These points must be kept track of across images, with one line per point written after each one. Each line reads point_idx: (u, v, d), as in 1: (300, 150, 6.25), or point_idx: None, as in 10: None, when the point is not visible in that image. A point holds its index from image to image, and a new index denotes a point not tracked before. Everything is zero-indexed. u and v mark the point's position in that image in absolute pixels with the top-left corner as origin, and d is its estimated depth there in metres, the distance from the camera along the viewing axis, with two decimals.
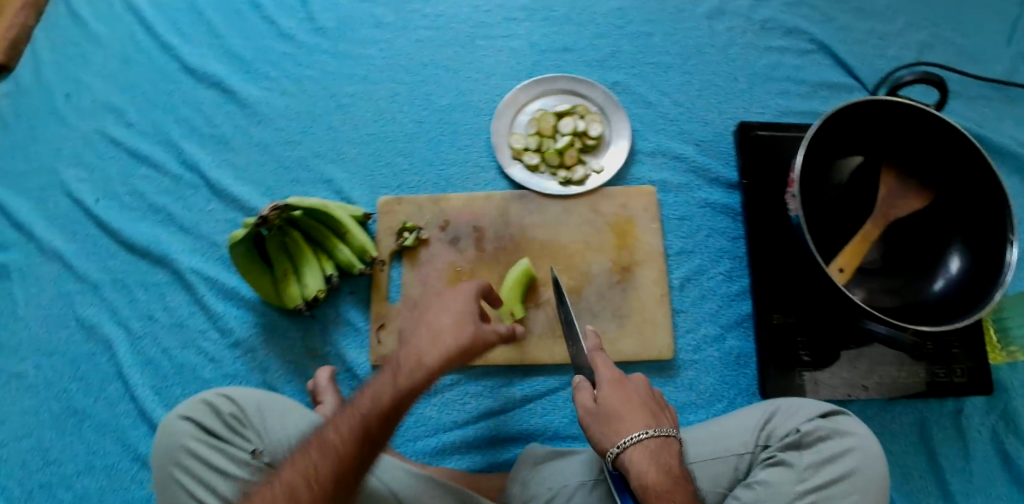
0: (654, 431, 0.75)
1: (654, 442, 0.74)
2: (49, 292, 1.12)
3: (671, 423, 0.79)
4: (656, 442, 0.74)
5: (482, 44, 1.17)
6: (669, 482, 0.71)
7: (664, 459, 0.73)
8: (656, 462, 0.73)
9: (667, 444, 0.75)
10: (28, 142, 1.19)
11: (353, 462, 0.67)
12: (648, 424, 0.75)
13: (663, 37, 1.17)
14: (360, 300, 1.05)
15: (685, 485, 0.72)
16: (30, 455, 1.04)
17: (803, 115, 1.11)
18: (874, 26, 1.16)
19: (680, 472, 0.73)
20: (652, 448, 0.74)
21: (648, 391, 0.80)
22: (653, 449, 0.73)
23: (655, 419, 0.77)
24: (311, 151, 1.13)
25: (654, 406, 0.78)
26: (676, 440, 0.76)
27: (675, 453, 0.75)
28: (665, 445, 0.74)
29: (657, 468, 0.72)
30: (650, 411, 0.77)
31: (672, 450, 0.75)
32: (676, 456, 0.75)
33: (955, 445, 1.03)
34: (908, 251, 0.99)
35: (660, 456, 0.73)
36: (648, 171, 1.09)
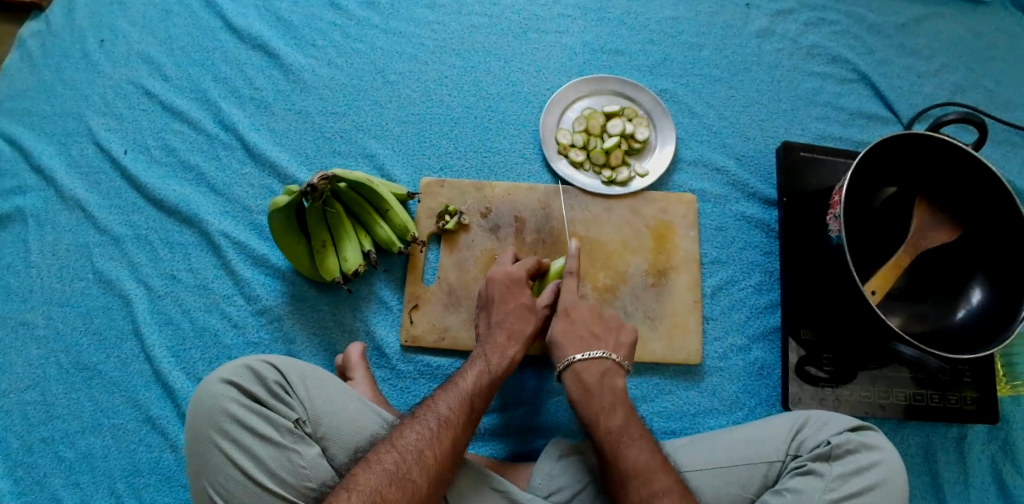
0: (583, 355, 0.86)
1: (580, 363, 0.85)
2: (67, 241, 1.08)
3: (615, 346, 0.88)
4: (583, 364, 0.85)
5: (535, 37, 1.19)
6: (582, 395, 0.84)
7: (586, 377, 0.85)
8: (578, 379, 0.85)
9: (597, 364, 0.85)
10: (55, 84, 1.17)
11: (463, 428, 0.78)
12: (580, 350, 0.87)
13: (712, 50, 1.20)
14: (395, 279, 1.04)
15: (603, 398, 0.83)
16: (34, 407, 1.00)
17: (841, 141, 1.16)
18: (912, 64, 1.21)
19: (604, 389, 0.84)
20: (577, 368, 0.85)
21: (596, 318, 0.90)
22: (577, 371, 0.85)
23: (592, 345, 0.87)
24: (354, 124, 1.14)
25: (595, 331, 0.89)
26: (608, 360, 0.86)
27: (607, 374, 0.85)
28: (592, 366, 0.85)
29: (575, 381, 0.85)
30: (592, 336, 0.88)
31: (602, 369, 0.85)
32: (599, 374, 0.85)
33: (957, 471, 1.02)
34: (934, 282, 1.01)
35: (581, 375, 0.85)
36: (688, 179, 1.12)
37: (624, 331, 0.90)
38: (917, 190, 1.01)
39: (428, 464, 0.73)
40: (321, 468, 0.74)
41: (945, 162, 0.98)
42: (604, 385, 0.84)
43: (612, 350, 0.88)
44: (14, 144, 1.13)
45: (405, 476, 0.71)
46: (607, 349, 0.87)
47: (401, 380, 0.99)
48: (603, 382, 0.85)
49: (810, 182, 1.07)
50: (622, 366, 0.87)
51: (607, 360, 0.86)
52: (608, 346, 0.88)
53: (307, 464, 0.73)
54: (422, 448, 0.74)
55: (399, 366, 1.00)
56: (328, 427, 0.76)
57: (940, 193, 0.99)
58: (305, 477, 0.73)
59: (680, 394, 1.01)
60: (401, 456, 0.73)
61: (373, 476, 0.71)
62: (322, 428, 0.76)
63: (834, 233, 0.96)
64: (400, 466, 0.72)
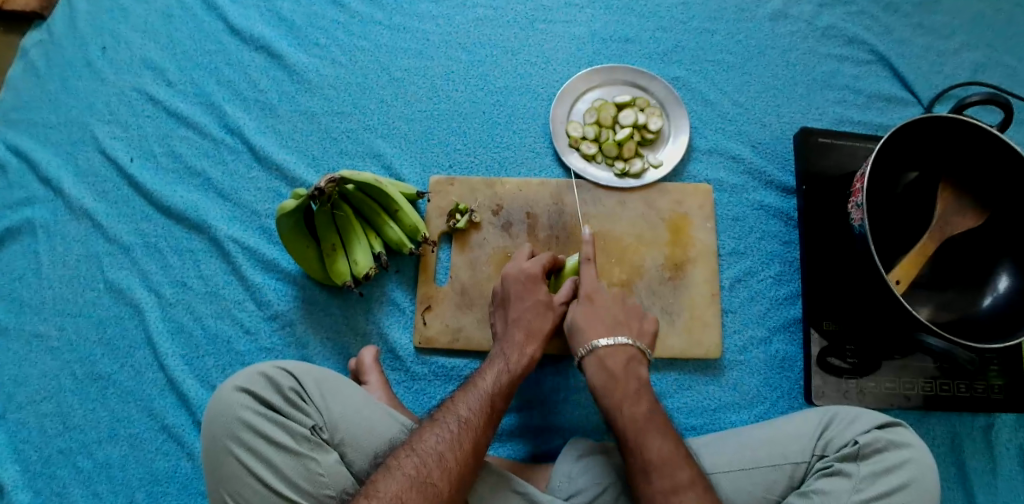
0: (656, 421, 0.78)
1: (655, 433, 0.77)
2: (76, 251, 1.07)
3: (662, 406, 0.82)
4: (656, 433, 0.77)
5: (542, 27, 1.17)
6: (660, 469, 0.75)
7: (637, 444, 0.77)
8: (653, 450, 0.76)
9: (669, 435, 0.77)
10: (59, 93, 1.15)
11: (485, 427, 0.77)
12: (651, 415, 0.79)
13: (725, 36, 1.17)
14: (406, 280, 1.03)
15: (682, 471, 0.74)
16: (51, 419, 0.99)
17: (859, 125, 1.12)
18: (931, 43, 1.17)
19: (682, 461, 0.75)
20: (649, 437, 0.77)
21: (653, 384, 0.83)
22: (651, 441, 0.77)
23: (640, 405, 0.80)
24: (362, 124, 1.12)
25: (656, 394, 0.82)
26: (679, 430, 0.79)
27: (678, 446, 0.77)
28: (666, 436, 0.77)
29: (648, 453, 0.76)
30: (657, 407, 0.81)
31: (677, 442, 0.77)
32: (673, 447, 0.77)
33: (985, 461, 1.00)
34: (959, 269, 0.98)
35: (656, 446, 0.76)
36: (703, 169, 1.09)
37: (646, 319, 0.91)
38: (940, 175, 0.98)
39: (450, 467, 0.72)
40: (338, 475, 0.73)
41: (969, 144, 0.94)
42: (678, 457, 0.76)
43: (678, 418, 0.81)
44: (21, 155, 1.12)
45: (427, 480, 0.70)
46: (657, 411, 0.80)
47: (416, 382, 0.98)
48: (677, 453, 0.76)
49: (829, 168, 1.04)
50: (687, 433, 0.79)
51: (655, 421, 0.79)
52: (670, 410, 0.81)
53: (324, 472, 0.73)
54: (442, 451, 0.73)
55: (413, 368, 0.99)
56: (345, 433, 0.76)
57: (963, 177, 0.96)
58: (323, 485, 0.72)
59: (700, 390, 0.99)
60: (421, 460, 0.72)
61: (394, 481, 0.70)
62: (339, 434, 0.75)
63: (857, 221, 0.93)
64: (422, 470, 0.71)
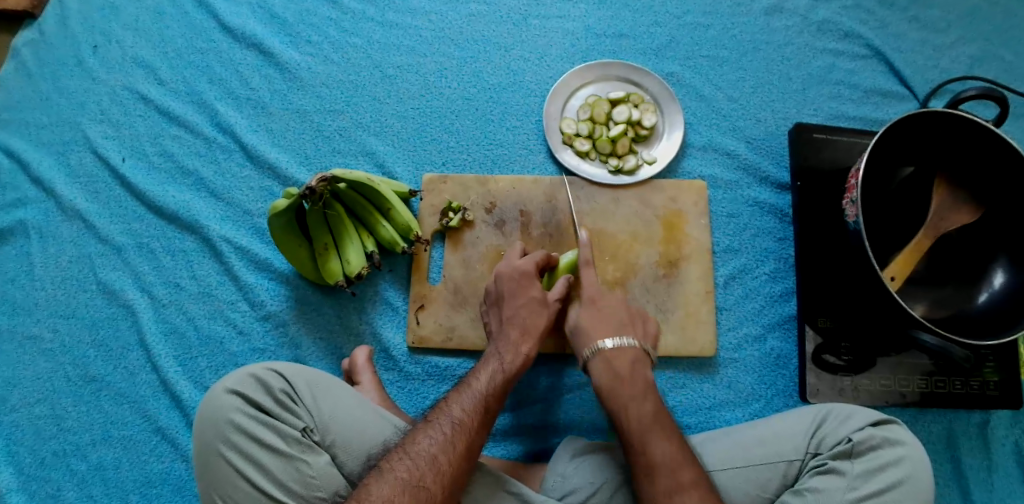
0: (613, 340, 0.85)
1: (612, 350, 0.84)
2: (69, 252, 1.06)
3: (665, 409, 0.82)
4: (614, 352, 0.84)
5: (535, 23, 1.16)
6: (614, 381, 0.82)
7: (644, 444, 0.76)
8: (610, 368, 0.83)
9: (627, 354, 0.84)
10: (50, 93, 1.15)
11: (479, 429, 0.76)
12: (611, 336, 0.85)
13: (719, 30, 1.16)
14: (400, 279, 1.02)
15: (635, 386, 0.81)
16: (45, 421, 0.99)
17: (854, 120, 1.12)
18: (927, 37, 1.16)
19: (647, 398, 0.81)
20: (607, 355, 0.84)
21: (622, 307, 0.89)
22: (608, 357, 0.84)
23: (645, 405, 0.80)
24: (354, 121, 1.11)
25: (626, 315, 0.88)
26: (639, 348, 0.85)
27: (662, 439, 0.77)
28: (624, 354, 0.84)
29: (606, 370, 0.83)
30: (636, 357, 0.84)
31: (644, 382, 0.82)
32: (642, 387, 0.82)
33: (980, 457, 1.00)
34: (954, 265, 0.98)
35: (613, 363, 0.83)
36: (698, 165, 1.08)
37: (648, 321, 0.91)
38: (935, 170, 0.97)
39: (443, 470, 0.72)
40: (330, 476, 0.73)
41: (965, 139, 0.94)
42: (635, 374, 0.83)
43: (641, 338, 0.87)
44: (12, 156, 1.11)
45: (420, 483, 0.70)
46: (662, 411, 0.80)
47: (410, 382, 0.98)
48: (634, 371, 0.83)
49: (824, 164, 1.04)
50: (650, 356, 0.85)
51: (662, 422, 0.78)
52: (638, 334, 0.86)
53: (315, 474, 0.72)
54: (435, 453, 0.72)
55: (407, 367, 0.98)
56: (336, 435, 0.75)
57: (958, 172, 0.96)
58: (314, 487, 0.72)
59: (694, 388, 0.99)
60: (414, 462, 0.71)
61: (387, 485, 0.69)
62: (331, 436, 0.75)
63: (851, 218, 0.92)
64: (415, 473, 0.71)
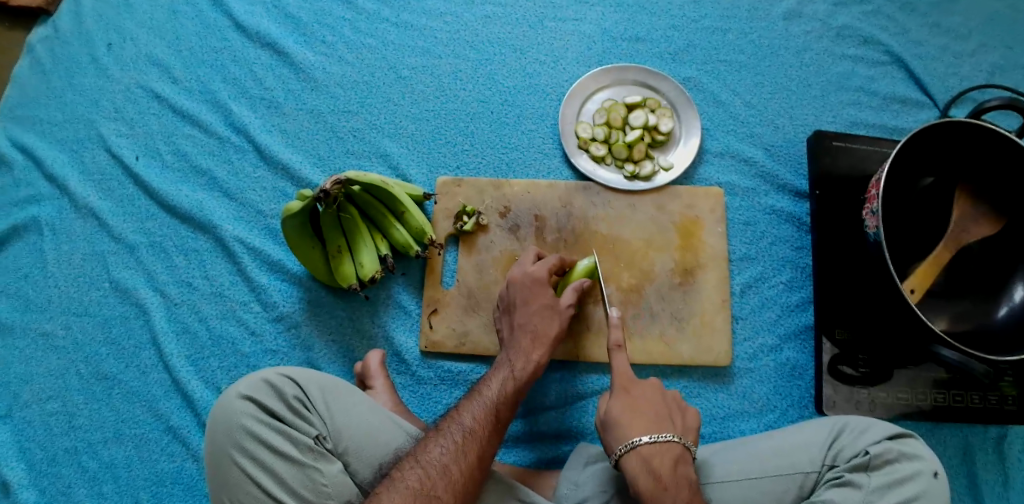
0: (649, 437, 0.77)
1: (649, 447, 0.76)
2: (82, 250, 1.06)
3: (682, 430, 0.80)
4: (651, 449, 0.76)
5: (551, 26, 1.15)
6: (655, 488, 0.73)
7: (658, 465, 0.75)
8: (648, 469, 0.75)
9: (666, 450, 0.76)
10: (65, 90, 1.14)
11: (491, 438, 0.76)
12: (646, 431, 0.78)
13: (737, 35, 1.15)
14: (413, 283, 1.02)
15: (678, 493, 0.73)
16: (56, 418, 0.99)
17: (873, 128, 1.10)
18: (947, 44, 1.15)
19: (679, 479, 0.75)
20: (645, 452, 0.76)
21: (658, 397, 0.83)
22: (645, 455, 0.76)
23: (660, 427, 0.79)
24: (367, 122, 1.10)
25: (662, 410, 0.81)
26: (679, 445, 0.78)
27: (677, 461, 0.76)
28: (662, 452, 0.76)
29: (644, 471, 0.75)
30: (656, 418, 0.80)
31: (674, 456, 0.76)
32: (671, 461, 0.76)
33: (996, 472, 0.98)
34: (975, 278, 0.95)
35: (651, 460, 0.75)
36: (715, 172, 1.07)
37: None
38: (955, 182, 0.97)
39: (454, 479, 0.71)
40: (342, 485, 0.73)
41: (985, 150, 0.92)
42: (677, 474, 0.75)
43: (680, 434, 0.79)
44: (27, 153, 1.11)
45: (430, 493, 0.69)
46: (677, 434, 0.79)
47: (422, 386, 0.97)
48: (676, 471, 0.75)
49: (843, 172, 1.02)
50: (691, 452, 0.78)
51: (677, 444, 0.77)
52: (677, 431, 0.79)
53: (328, 482, 0.72)
54: (446, 463, 0.72)
55: (419, 372, 0.98)
56: (349, 442, 0.75)
57: (978, 184, 0.96)
58: (326, 495, 0.72)
59: (709, 397, 0.98)
60: (426, 472, 0.71)
61: (398, 494, 0.69)
62: (343, 443, 0.75)
63: (871, 229, 0.91)
64: (426, 483, 0.70)
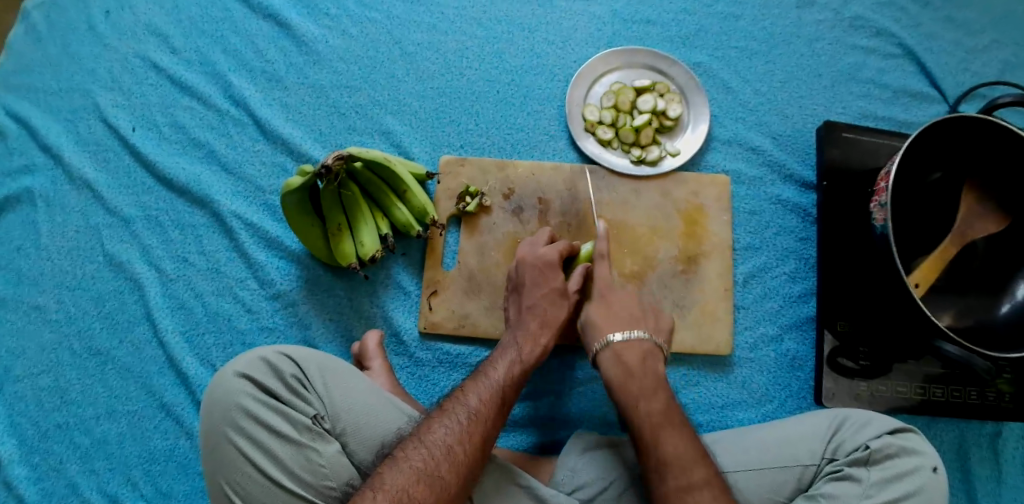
0: (622, 333, 0.84)
1: (621, 344, 0.83)
2: (76, 222, 1.04)
3: (656, 330, 0.87)
4: (623, 345, 0.83)
5: (560, 5, 1.12)
6: (624, 376, 0.81)
7: (626, 359, 0.82)
8: (619, 361, 0.82)
9: (637, 347, 0.83)
10: (59, 58, 1.11)
11: (496, 421, 0.76)
12: (620, 329, 0.85)
13: (750, 21, 1.13)
14: (413, 263, 1.00)
15: (644, 378, 0.81)
16: (48, 393, 0.98)
17: (882, 121, 1.09)
18: (960, 38, 1.13)
19: (646, 370, 0.82)
20: (617, 348, 0.83)
21: (633, 301, 0.88)
22: (618, 350, 0.83)
23: (634, 324, 0.85)
24: (371, 99, 1.08)
25: (636, 310, 0.88)
26: (649, 341, 0.84)
27: (646, 356, 0.83)
28: (633, 347, 0.83)
29: (615, 363, 0.82)
30: (630, 318, 0.86)
31: (641, 351, 0.83)
32: (640, 355, 0.83)
33: (990, 468, 0.99)
34: (980, 274, 0.95)
35: (622, 355, 0.83)
36: (722, 160, 1.06)
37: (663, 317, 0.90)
38: (964, 177, 0.96)
39: (458, 460, 0.71)
40: (340, 467, 0.71)
41: (996, 145, 0.92)
42: (646, 367, 0.82)
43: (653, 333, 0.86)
44: (20, 121, 1.08)
45: (434, 473, 0.69)
46: (649, 332, 0.85)
47: (420, 368, 0.96)
48: (644, 364, 0.82)
49: (852, 164, 1.01)
50: (661, 348, 0.85)
51: (647, 341, 0.84)
52: (649, 325, 0.86)
53: (325, 462, 0.71)
54: (450, 444, 0.72)
55: (417, 353, 0.97)
56: (347, 423, 0.74)
57: (987, 178, 0.95)
58: (323, 476, 0.71)
59: (708, 386, 0.98)
60: (429, 452, 0.71)
61: (401, 473, 0.69)
62: (341, 424, 0.74)
63: (879, 222, 0.90)
64: (429, 463, 0.70)
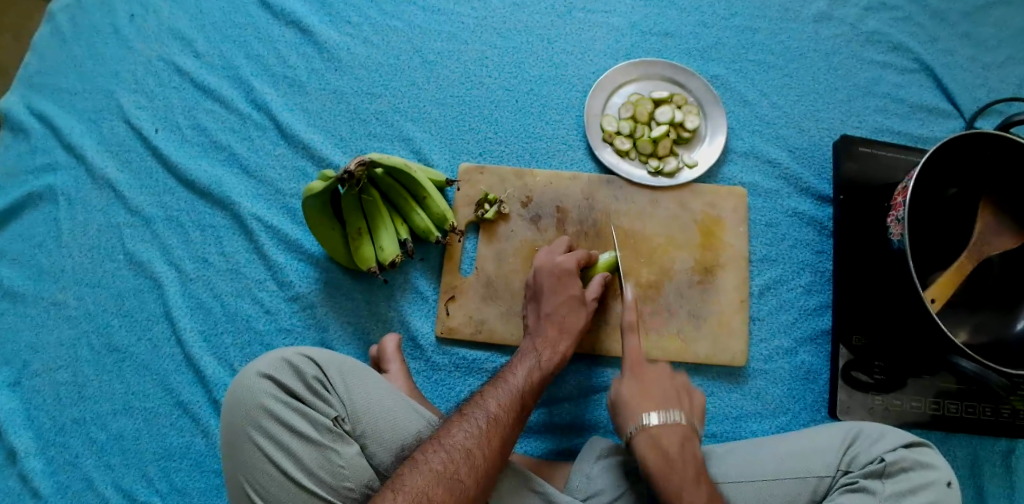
0: (659, 416, 0.81)
1: (641, 364, 0.87)
2: (97, 221, 1.05)
3: (690, 410, 0.84)
4: (661, 428, 0.80)
5: (580, 16, 1.14)
6: (640, 393, 0.84)
7: (665, 444, 0.79)
8: (637, 379, 0.86)
9: (675, 429, 0.80)
10: (85, 59, 1.13)
11: (515, 426, 0.76)
12: (641, 352, 0.89)
13: (767, 35, 1.14)
14: (430, 269, 1.01)
15: (660, 397, 0.83)
16: (65, 388, 0.99)
17: (899, 136, 1.10)
18: (977, 54, 1.14)
19: (664, 390, 0.85)
20: (654, 431, 0.80)
21: None
22: (636, 370, 0.87)
23: (670, 407, 0.82)
24: (391, 105, 1.09)
25: (656, 341, 0.91)
26: (687, 425, 0.81)
27: (684, 441, 0.80)
28: (653, 369, 0.87)
29: (652, 448, 0.79)
30: (666, 400, 0.83)
31: (682, 434, 0.80)
32: (659, 376, 0.86)
33: (1004, 484, 0.99)
34: (997, 291, 0.95)
35: (641, 374, 0.86)
36: (739, 171, 1.06)
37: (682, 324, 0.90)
38: (981, 192, 0.96)
39: (477, 464, 0.71)
40: (359, 468, 0.72)
41: (1012, 163, 0.92)
42: (684, 454, 0.79)
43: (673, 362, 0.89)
44: (45, 121, 1.10)
45: (453, 476, 0.70)
46: (686, 413, 0.82)
47: (436, 373, 0.97)
48: (682, 450, 0.79)
49: (868, 178, 1.02)
50: (697, 431, 0.82)
51: (684, 424, 0.81)
52: (684, 407, 0.83)
53: (345, 464, 0.71)
54: (470, 447, 0.72)
55: (433, 358, 0.97)
56: (367, 425, 0.74)
57: (1003, 195, 0.96)
58: (343, 477, 0.71)
59: (722, 396, 0.98)
60: (449, 455, 0.71)
61: (421, 476, 0.69)
62: (361, 426, 0.74)
63: (895, 236, 0.91)
64: (449, 466, 0.70)
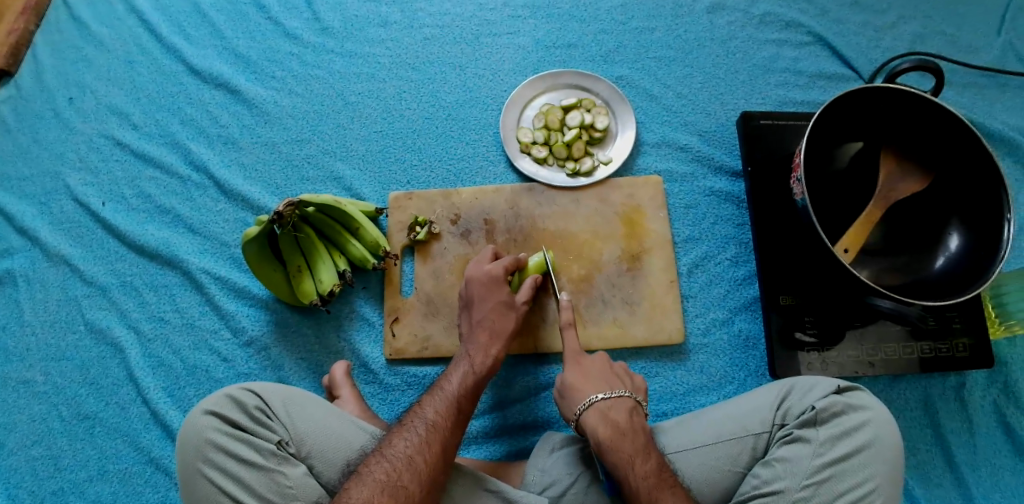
0: (603, 394, 0.85)
1: (605, 402, 0.84)
2: (57, 296, 1.11)
3: (633, 389, 0.89)
4: (608, 403, 0.84)
5: (487, 41, 1.21)
6: (615, 435, 0.81)
7: (615, 416, 0.83)
8: (606, 420, 0.83)
9: (621, 405, 0.84)
10: (30, 146, 1.20)
11: (453, 430, 0.80)
12: (601, 390, 0.86)
13: (665, 31, 1.21)
14: (373, 295, 1.06)
15: (636, 438, 0.81)
16: (41, 462, 1.02)
17: (802, 105, 1.16)
18: (867, 19, 1.21)
19: (634, 427, 0.83)
20: (602, 408, 0.84)
21: (607, 364, 0.90)
22: (603, 411, 0.84)
23: (613, 385, 0.87)
24: (320, 148, 1.16)
25: (610, 376, 0.88)
26: (631, 399, 0.86)
27: (631, 412, 0.84)
28: (617, 405, 0.84)
29: (604, 423, 0.82)
30: (607, 381, 0.88)
31: (626, 408, 0.84)
32: (626, 412, 0.84)
33: (959, 419, 1.01)
34: (910, 233, 0.99)
35: (609, 415, 0.83)
36: (653, 161, 1.12)
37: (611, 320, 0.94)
38: (880, 144, 1.00)
39: (420, 469, 0.75)
40: (307, 486, 0.76)
41: (903, 112, 0.97)
42: (633, 424, 0.83)
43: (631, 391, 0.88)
44: None
45: (398, 483, 0.73)
46: (628, 390, 0.88)
47: (390, 393, 1.01)
48: (631, 420, 0.83)
49: (773, 148, 1.07)
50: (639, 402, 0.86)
51: (628, 397, 0.86)
52: (627, 386, 0.88)
53: (293, 484, 0.75)
54: (411, 454, 0.76)
55: (386, 379, 1.01)
56: (312, 446, 0.78)
57: (901, 143, 0.99)
58: (292, 497, 0.75)
59: (667, 375, 1.02)
60: (392, 465, 0.75)
61: (367, 488, 0.73)
62: (306, 447, 0.78)
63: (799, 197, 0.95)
64: (392, 475, 0.74)
